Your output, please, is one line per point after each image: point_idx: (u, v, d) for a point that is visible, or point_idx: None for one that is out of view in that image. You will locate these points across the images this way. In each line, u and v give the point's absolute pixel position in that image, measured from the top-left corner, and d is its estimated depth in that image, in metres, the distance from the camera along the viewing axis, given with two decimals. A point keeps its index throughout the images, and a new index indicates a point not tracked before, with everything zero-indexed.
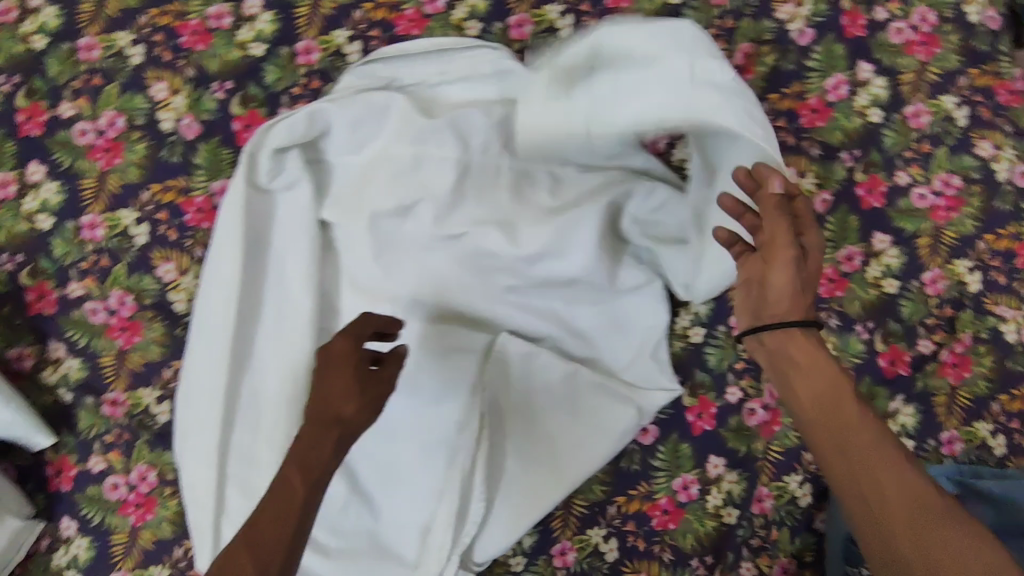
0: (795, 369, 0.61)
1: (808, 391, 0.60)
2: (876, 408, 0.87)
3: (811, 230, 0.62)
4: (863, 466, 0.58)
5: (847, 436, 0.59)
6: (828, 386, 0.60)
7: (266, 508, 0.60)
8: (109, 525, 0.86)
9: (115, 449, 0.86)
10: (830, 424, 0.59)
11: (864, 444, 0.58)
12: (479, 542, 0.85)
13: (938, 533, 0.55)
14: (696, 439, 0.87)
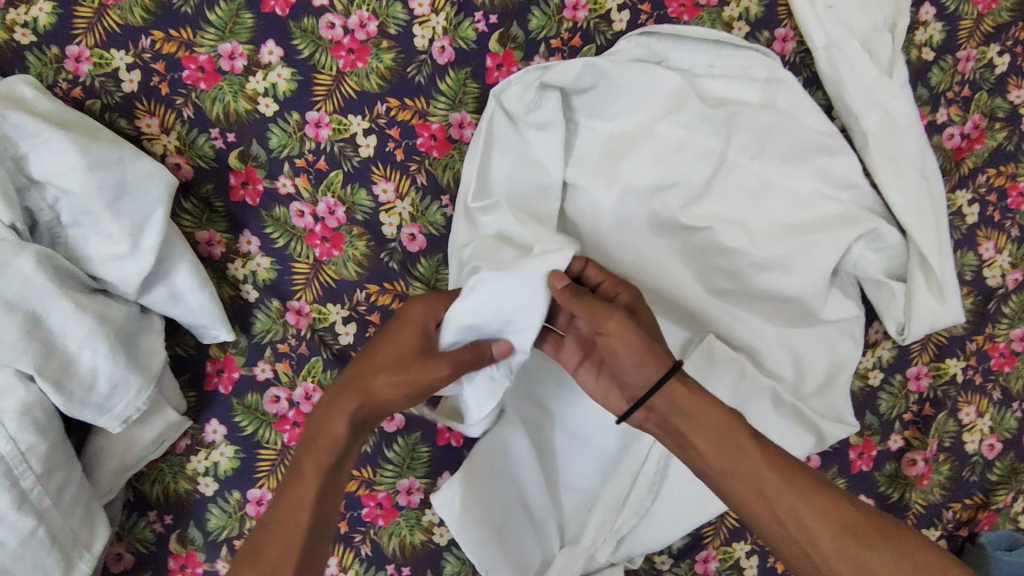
0: (683, 419, 0.66)
1: (704, 441, 0.65)
2: (1017, 482, 0.93)
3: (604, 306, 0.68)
4: (787, 494, 0.62)
5: (766, 484, 0.63)
6: (706, 427, 0.65)
7: (284, 498, 0.66)
8: (260, 438, 0.79)
9: (286, 360, 0.80)
10: (734, 466, 0.63)
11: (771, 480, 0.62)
12: (638, 535, 0.83)
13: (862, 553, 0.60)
14: (852, 477, 0.91)
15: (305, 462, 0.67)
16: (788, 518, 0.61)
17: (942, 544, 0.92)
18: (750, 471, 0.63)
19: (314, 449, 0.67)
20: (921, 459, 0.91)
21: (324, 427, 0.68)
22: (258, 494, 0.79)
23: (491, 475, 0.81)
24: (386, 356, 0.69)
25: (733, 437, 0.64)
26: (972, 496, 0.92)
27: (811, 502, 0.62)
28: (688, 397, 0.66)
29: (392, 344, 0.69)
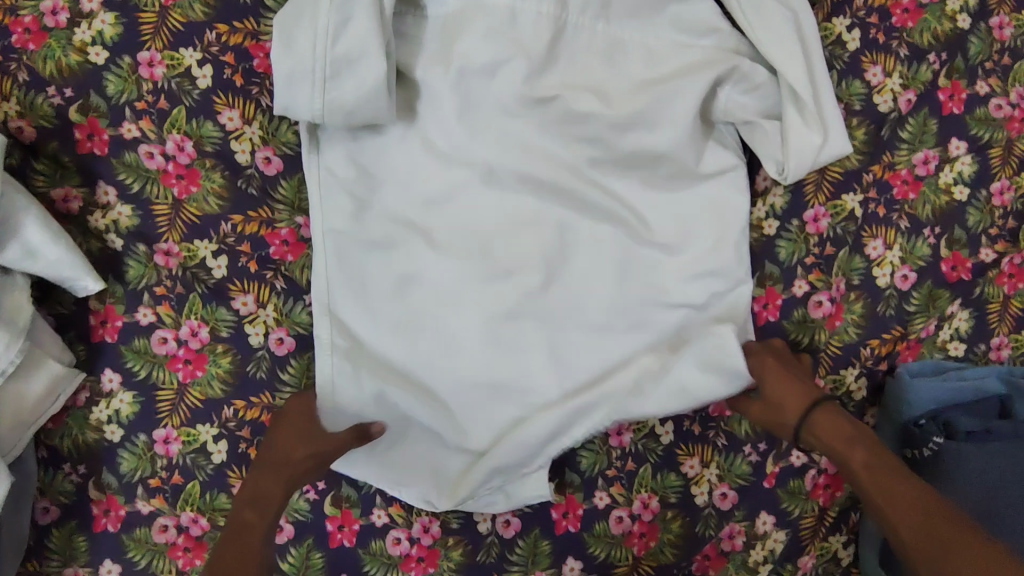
0: (767, 381, 0.82)
1: (858, 457, 0.78)
2: (937, 309, 0.90)
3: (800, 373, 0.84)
4: (880, 493, 0.76)
5: (887, 480, 0.76)
6: (887, 467, 0.77)
7: (226, 549, 0.73)
8: (155, 380, 0.82)
9: (166, 302, 0.81)
10: (898, 496, 0.74)
11: (898, 481, 0.75)
12: (544, 424, 0.84)
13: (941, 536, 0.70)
14: (759, 327, 0.88)
15: (239, 538, 0.74)
16: (934, 536, 0.70)
17: (862, 382, 0.89)
18: (902, 496, 0.74)
19: (242, 529, 0.74)
20: (826, 300, 0.88)
21: (256, 507, 0.76)
22: (163, 434, 0.82)
23: (384, 395, 0.83)
24: (277, 436, 0.79)
25: (889, 463, 0.77)
26: (890, 331, 0.89)
27: (953, 536, 0.69)
28: (848, 432, 0.80)
29: (277, 427, 0.80)
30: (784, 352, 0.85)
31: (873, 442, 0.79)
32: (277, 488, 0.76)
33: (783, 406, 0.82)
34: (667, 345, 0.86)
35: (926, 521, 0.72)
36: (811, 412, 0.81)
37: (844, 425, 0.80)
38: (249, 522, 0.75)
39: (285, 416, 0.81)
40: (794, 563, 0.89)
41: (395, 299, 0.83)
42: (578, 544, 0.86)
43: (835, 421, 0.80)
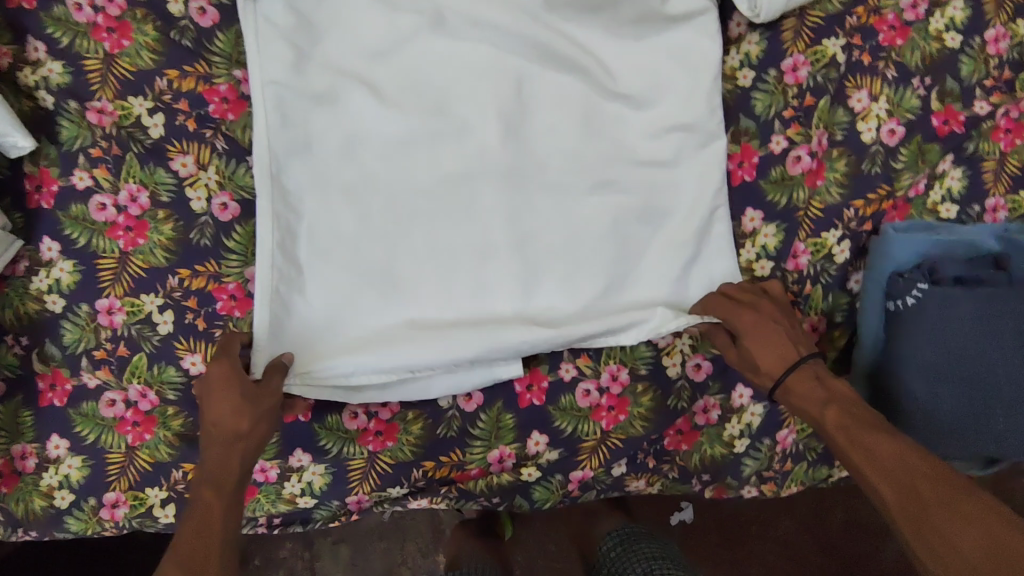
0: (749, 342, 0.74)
1: (835, 419, 0.68)
2: (923, 164, 0.84)
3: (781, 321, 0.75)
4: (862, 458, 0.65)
5: (867, 441, 0.65)
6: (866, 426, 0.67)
7: (184, 531, 0.63)
8: (95, 248, 0.79)
9: (103, 165, 0.78)
10: (878, 461, 0.64)
11: (877, 440, 0.65)
12: (504, 292, 0.79)
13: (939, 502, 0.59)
14: (734, 188, 0.82)
15: (197, 513, 0.65)
16: (920, 502, 0.60)
17: (846, 245, 0.83)
18: (883, 458, 0.63)
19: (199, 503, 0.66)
20: (805, 154, 0.82)
21: (212, 479, 0.67)
22: (107, 304, 0.79)
23: (334, 264, 0.78)
24: (217, 399, 0.69)
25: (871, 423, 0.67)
26: (875, 190, 0.83)
27: (943, 501, 0.59)
28: (819, 396, 0.70)
29: (213, 387, 0.70)
30: (756, 293, 0.77)
31: (847, 404, 0.69)
32: (224, 455, 0.68)
33: (759, 363, 0.74)
34: (634, 204, 0.80)
35: (911, 486, 0.61)
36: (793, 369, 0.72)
37: (812, 385, 0.71)
38: (205, 503, 0.66)
39: (215, 374, 0.71)
40: (772, 437, 0.85)
41: (343, 159, 0.78)
42: (543, 418, 0.82)
43: (806, 382, 0.71)
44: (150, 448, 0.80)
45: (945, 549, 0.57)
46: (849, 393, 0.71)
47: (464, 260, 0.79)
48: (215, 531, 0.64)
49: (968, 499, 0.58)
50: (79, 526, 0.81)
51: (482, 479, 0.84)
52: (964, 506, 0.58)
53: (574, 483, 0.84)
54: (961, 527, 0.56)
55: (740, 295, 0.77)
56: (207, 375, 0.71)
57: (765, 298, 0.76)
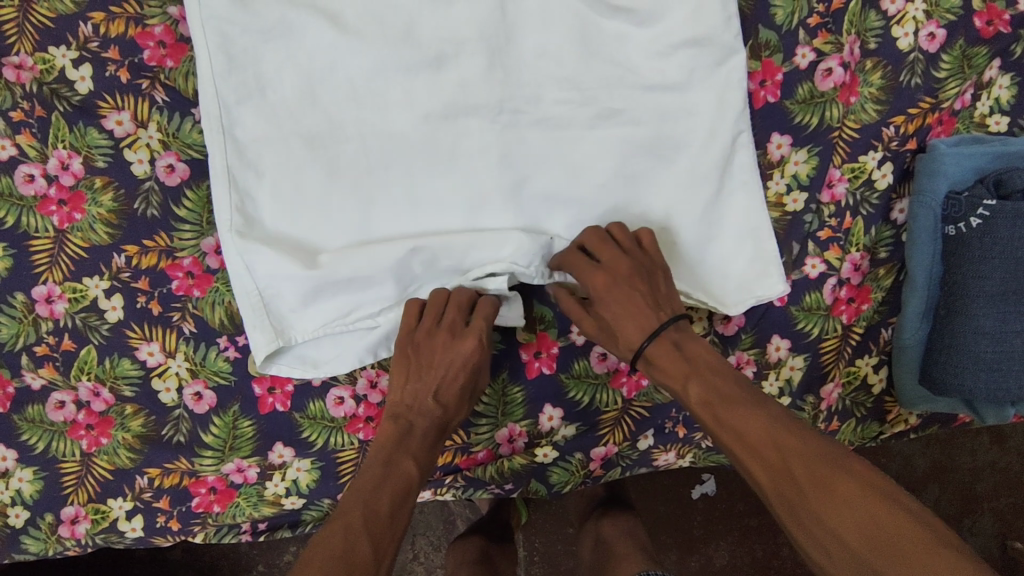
0: (608, 308, 0.66)
1: (697, 388, 0.60)
2: (972, 70, 0.73)
3: (621, 287, 0.65)
4: (725, 433, 0.57)
5: (730, 412, 0.58)
6: (727, 394, 0.59)
7: (380, 494, 0.62)
8: (27, 227, 0.68)
9: (27, 130, 0.67)
10: (748, 442, 0.56)
11: (734, 412, 0.57)
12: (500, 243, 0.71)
13: (814, 481, 0.52)
14: (757, 112, 0.72)
15: (389, 483, 0.63)
16: (792, 486, 0.52)
17: (888, 169, 0.72)
18: (754, 438, 0.55)
19: (392, 473, 0.64)
20: (837, 66, 0.71)
21: (405, 450, 0.66)
22: (45, 292, 0.69)
23: (305, 222, 0.70)
24: (449, 377, 0.67)
25: (728, 389, 0.59)
26: (917, 105, 0.72)
27: (816, 482, 0.51)
28: (680, 368, 0.62)
29: (455, 361, 0.67)
30: (619, 255, 0.66)
31: (705, 369, 0.61)
32: (425, 432, 0.68)
33: (617, 330, 0.66)
34: (642, 138, 0.70)
35: (782, 464, 0.53)
36: (655, 336, 0.63)
37: (676, 357, 0.62)
38: (403, 468, 0.65)
39: (470, 356, 0.67)
40: (816, 394, 0.74)
41: (309, 107, 0.69)
42: (554, 389, 0.73)
43: (665, 354, 0.63)
44: (108, 453, 0.70)
45: (827, 542, 0.50)
46: (711, 357, 0.62)
47: (454, 212, 0.70)
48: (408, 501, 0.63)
49: (836, 472, 0.51)
50: (38, 547, 0.71)
51: (491, 464, 0.74)
52: (834, 481, 0.51)
53: (596, 462, 0.75)
54: (842, 515, 0.49)
55: (601, 250, 0.67)
56: (450, 347, 0.67)
57: (586, 266, 0.66)
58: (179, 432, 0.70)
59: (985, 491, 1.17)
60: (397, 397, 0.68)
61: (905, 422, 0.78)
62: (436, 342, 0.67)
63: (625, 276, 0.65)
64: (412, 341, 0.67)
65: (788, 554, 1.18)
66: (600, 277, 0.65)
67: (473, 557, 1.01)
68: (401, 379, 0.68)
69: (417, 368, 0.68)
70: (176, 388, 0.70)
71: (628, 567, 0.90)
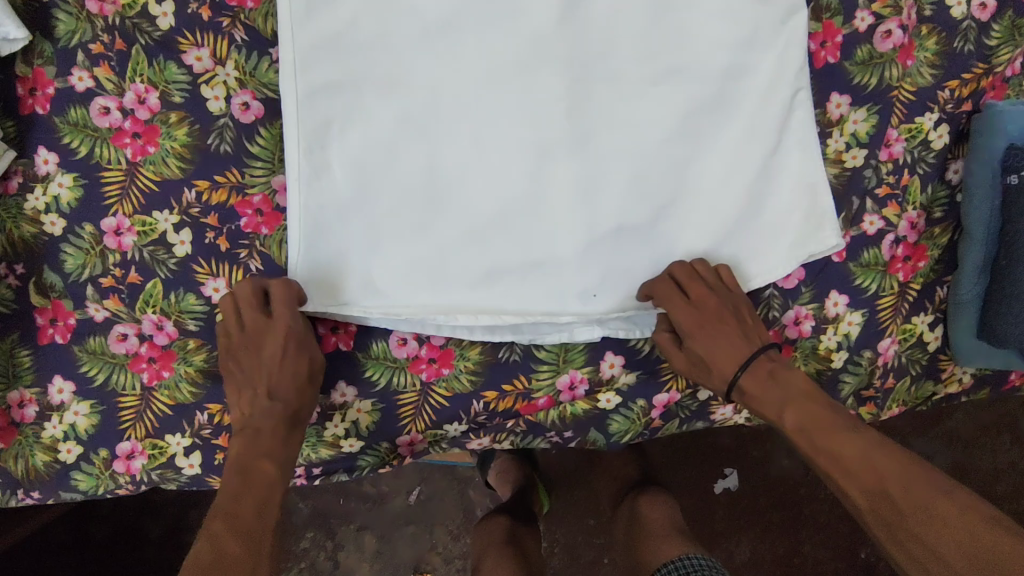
0: (707, 350, 0.68)
1: (792, 416, 0.65)
2: (1021, 39, 0.76)
3: (715, 328, 0.68)
4: (822, 458, 0.63)
5: (827, 438, 0.63)
6: (824, 422, 0.64)
7: (241, 497, 0.62)
8: (99, 159, 0.69)
9: (105, 63, 0.68)
10: (848, 468, 0.61)
11: (830, 439, 0.62)
12: (564, 198, 0.71)
13: (914, 504, 0.57)
14: (818, 71, 0.74)
15: (248, 485, 0.63)
16: (891, 506, 0.58)
17: (943, 130, 0.75)
18: (854, 463, 0.61)
19: (248, 474, 0.63)
20: (896, 28, 0.73)
21: (261, 451, 0.65)
22: (114, 224, 0.69)
23: (374, 170, 0.71)
24: (271, 374, 0.66)
25: (824, 415, 0.64)
26: (971, 70, 0.75)
27: (915, 504, 0.57)
28: (775, 397, 0.66)
29: (272, 361, 0.66)
30: (709, 295, 0.68)
31: (796, 397, 0.65)
32: (275, 431, 0.66)
33: (710, 365, 0.68)
34: (707, 96, 0.72)
35: (879, 488, 0.59)
36: (745, 367, 0.67)
37: (767, 384, 0.66)
38: (260, 469, 0.64)
39: (280, 349, 0.66)
40: (873, 349, 0.75)
41: (384, 54, 0.70)
42: (617, 337, 0.74)
43: (759, 382, 0.67)
44: (169, 388, 0.69)
45: (926, 558, 0.56)
46: (806, 386, 0.67)
47: (521, 162, 0.71)
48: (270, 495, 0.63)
49: (930, 492, 0.57)
50: (90, 483, 0.70)
51: (553, 410, 0.74)
52: (929, 502, 0.57)
53: (657, 410, 0.76)
54: (942, 535, 0.55)
55: (691, 285, 0.69)
56: (258, 346, 0.66)
57: (679, 303, 0.68)
58: None
59: (1006, 492, 1.17)
60: (238, 410, 0.67)
61: (959, 382, 0.79)
62: (249, 345, 0.67)
63: (715, 320, 0.68)
64: (234, 352, 0.67)
65: (811, 553, 1.16)
66: (698, 321, 0.68)
67: (500, 538, 0.97)
68: (237, 391, 0.67)
69: (244, 375, 0.67)
70: None
71: (669, 553, 0.86)
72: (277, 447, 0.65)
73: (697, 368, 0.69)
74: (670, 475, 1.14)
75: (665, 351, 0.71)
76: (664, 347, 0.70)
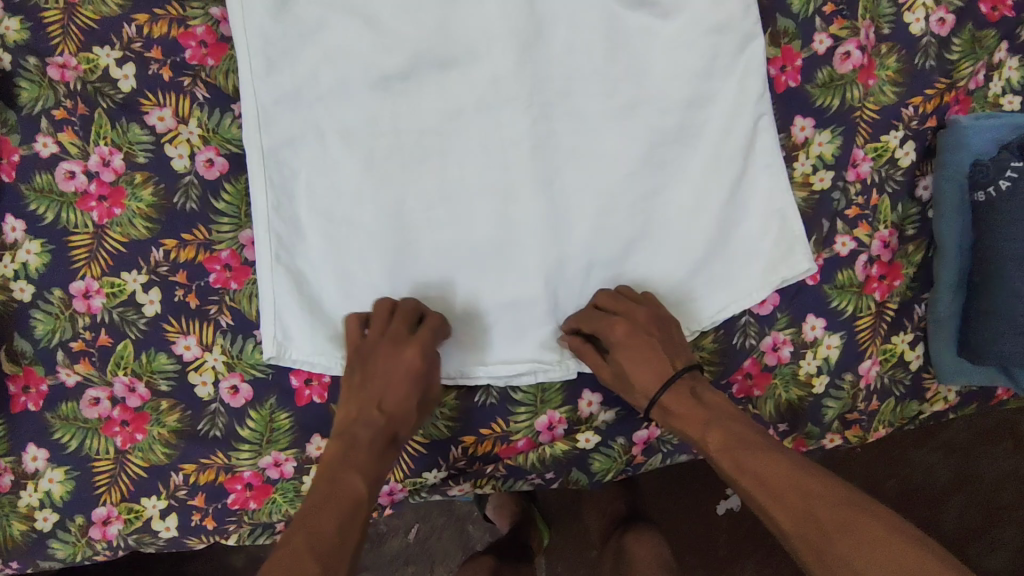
0: (631, 359, 0.66)
1: (715, 435, 0.61)
2: (980, 52, 0.76)
3: (641, 341, 0.66)
4: (744, 479, 0.58)
5: (745, 457, 0.58)
6: (746, 441, 0.60)
7: (328, 506, 0.57)
8: (66, 223, 0.69)
9: (69, 128, 0.69)
10: (767, 486, 0.56)
11: (752, 457, 0.58)
12: (533, 236, 0.71)
13: (837, 523, 0.52)
14: (780, 96, 0.74)
15: (333, 501, 0.58)
16: (814, 527, 0.52)
17: (910, 147, 0.75)
18: (772, 480, 0.56)
19: (338, 489, 0.59)
20: (854, 49, 0.74)
21: (354, 464, 0.61)
22: (83, 287, 0.69)
23: (342, 220, 0.71)
24: (392, 387, 0.65)
25: (746, 435, 0.60)
26: (933, 85, 0.75)
27: (838, 523, 0.51)
28: (701, 415, 0.63)
29: (397, 374, 0.64)
30: (635, 308, 0.68)
31: (720, 415, 0.62)
32: (373, 446, 0.63)
33: (635, 379, 0.66)
34: (670, 127, 0.72)
35: (802, 507, 0.54)
36: (670, 385, 0.65)
37: (691, 402, 0.64)
38: (350, 482, 0.60)
39: (411, 364, 0.64)
40: (854, 372, 0.74)
41: (345, 104, 0.70)
42: (594, 375, 0.73)
43: (682, 398, 0.64)
44: (143, 450, 0.69)
45: None
46: (728, 408, 0.64)
47: (488, 203, 0.71)
48: (358, 511, 0.58)
49: (852, 511, 0.52)
50: (67, 551, 0.69)
51: (532, 452, 0.73)
52: (853, 521, 0.51)
53: (638, 446, 0.75)
54: (866, 554, 0.49)
55: (617, 301, 0.69)
56: (393, 355, 0.65)
57: (607, 314, 0.68)
58: (215, 426, 0.70)
59: (1010, 500, 1.15)
60: (343, 417, 0.64)
61: (945, 400, 0.78)
62: (381, 351, 0.65)
63: (641, 333, 0.66)
64: (359, 357, 0.66)
65: None
66: (623, 331, 0.66)
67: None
68: (348, 398, 0.65)
69: (358, 380, 0.65)
70: (212, 382, 0.70)
71: None
72: (376, 465, 0.62)
73: (621, 380, 0.67)
74: (659, 512, 1.11)
75: (589, 362, 0.69)
76: (590, 359, 0.69)
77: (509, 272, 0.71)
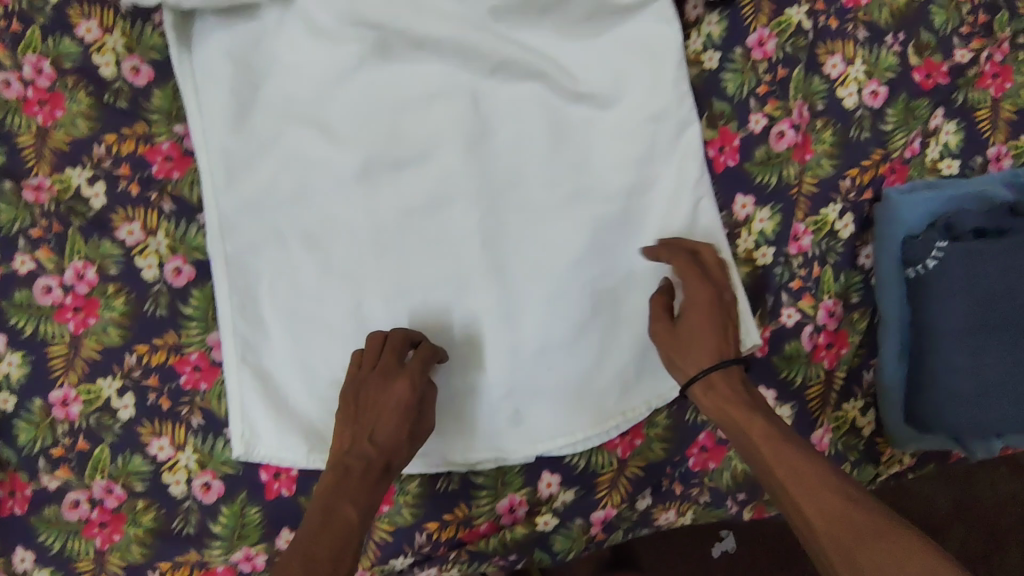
0: (694, 328, 0.68)
1: (759, 431, 0.63)
2: (914, 121, 0.79)
3: (708, 314, 0.68)
4: (783, 479, 0.59)
5: (793, 458, 0.60)
6: (793, 445, 0.61)
7: (320, 535, 0.60)
8: (44, 335, 0.73)
9: (45, 245, 0.73)
10: (804, 482, 0.58)
11: (797, 459, 0.60)
12: (486, 326, 0.74)
13: (876, 532, 0.52)
14: (719, 176, 0.76)
15: (328, 533, 0.60)
16: (849, 531, 0.54)
17: (848, 219, 0.77)
18: (816, 483, 0.57)
19: (331, 519, 0.61)
20: (788, 129, 0.77)
21: (347, 493, 0.63)
22: (61, 395, 0.73)
23: (303, 320, 0.74)
24: (387, 419, 0.66)
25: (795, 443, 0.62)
26: (869, 156, 0.78)
27: (877, 532, 0.52)
28: (744, 410, 0.64)
29: (388, 407, 0.66)
30: (726, 292, 0.70)
31: (763, 413, 0.64)
32: (366, 474, 0.65)
33: (693, 346, 0.68)
34: (614, 214, 0.75)
35: (840, 514, 0.55)
36: (723, 365, 0.67)
37: (730, 394, 0.66)
38: (342, 512, 0.62)
39: (398, 396, 0.66)
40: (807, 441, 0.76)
41: (302, 209, 0.74)
42: (551, 458, 0.77)
43: (720, 388, 0.66)
44: (121, 549, 0.73)
45: None
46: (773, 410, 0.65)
47: (442, 296, 0.74)
48: (351, 543, 0.60)
49: (897, 527, 0.52)
50: None
51: (494, 535, 0.77)
52: (893, 534, 0.52)
53: (597, 525, 0.79)
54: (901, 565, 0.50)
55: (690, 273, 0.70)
56: (382, 388, 0.67)
57: (696, 280, 0.69)
58: (189, 523, 0.73)
59: (1011, 524, 1.14)
60: (340, 442, 0.67)
61: (899, 462, 0.80)
62: (370, 386, 0.67)
63: (717, 313, 0.68)
64: (353, 390, 0.67)
65: None
66: (710, 300, 0.68)
67: None
68: (342, 424, 0.67)
69: (357, 408, 0.67)
70: (185, 481, 0.73)
71: None
72: (371, 494, 0.64)
73: (679, 340, 0.68)
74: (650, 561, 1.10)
75: (653, 304, 0.70)
76: (660, 303, 0.70)
77: (464, 360, 0.74)
